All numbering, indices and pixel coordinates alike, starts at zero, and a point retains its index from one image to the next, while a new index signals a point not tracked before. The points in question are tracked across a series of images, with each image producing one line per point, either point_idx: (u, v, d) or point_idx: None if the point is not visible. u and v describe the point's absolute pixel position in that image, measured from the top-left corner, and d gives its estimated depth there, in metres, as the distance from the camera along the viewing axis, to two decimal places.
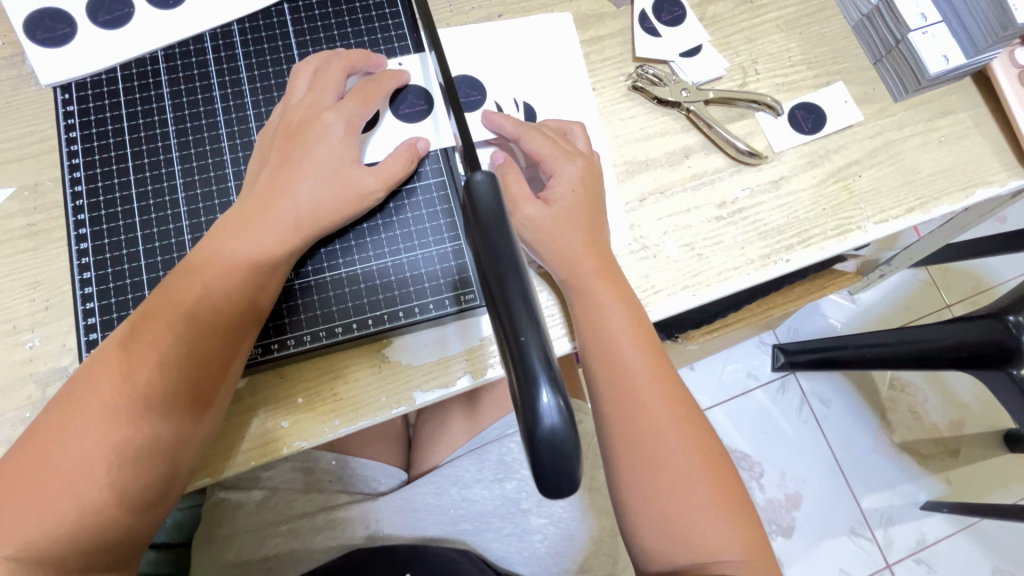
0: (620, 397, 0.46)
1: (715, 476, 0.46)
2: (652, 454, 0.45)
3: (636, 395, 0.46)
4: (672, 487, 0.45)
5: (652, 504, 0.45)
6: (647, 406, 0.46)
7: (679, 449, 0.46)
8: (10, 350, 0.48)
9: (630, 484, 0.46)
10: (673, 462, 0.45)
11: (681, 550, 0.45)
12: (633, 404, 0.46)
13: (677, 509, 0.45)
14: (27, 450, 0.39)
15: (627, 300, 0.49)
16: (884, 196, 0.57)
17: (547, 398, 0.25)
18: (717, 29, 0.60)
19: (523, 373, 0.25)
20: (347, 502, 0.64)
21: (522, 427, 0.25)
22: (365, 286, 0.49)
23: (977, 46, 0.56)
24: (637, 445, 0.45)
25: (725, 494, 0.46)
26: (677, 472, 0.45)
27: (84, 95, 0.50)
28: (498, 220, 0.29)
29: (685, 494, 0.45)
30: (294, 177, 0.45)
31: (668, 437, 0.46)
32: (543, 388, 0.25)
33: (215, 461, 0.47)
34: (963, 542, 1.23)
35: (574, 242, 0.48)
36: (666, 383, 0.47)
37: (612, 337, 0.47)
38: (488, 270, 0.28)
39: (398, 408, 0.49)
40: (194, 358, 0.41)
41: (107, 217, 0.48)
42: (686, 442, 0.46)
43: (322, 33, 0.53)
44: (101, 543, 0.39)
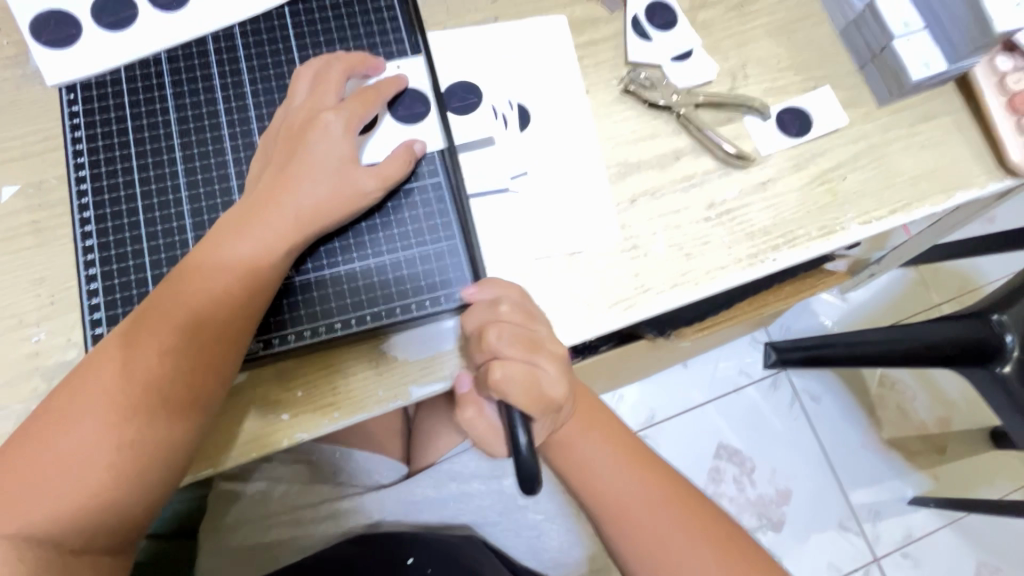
0: (612, 514, 0.50)
1: (714, 536, 0.49)
2: (656, 549, 0.49)
3: (623, 508, 0.50)
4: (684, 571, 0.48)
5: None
6: (641, 515, 0.50)
7: (678, 533, 0.49)
8: (17, 343, 0.49)
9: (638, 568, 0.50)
10: (677, 551, 0.49)
11: None
12: (624, 515, 0.50)
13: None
14: (35, 436, 0.40)
15: (592, 416, 0.53)
16: (868, 198, 0.59)
17: None
18: (707, 34, 0.62)
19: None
20: (352, 493, 0.65)
21: None
22: (363, 283, 0.50)
23: (958, 51, 0.58)
24: (638, 543, 0.49)
25: (731, 550, 0.49)
26: (685, 558, 0.49)
27: (89, 95, 0.52)
28: None
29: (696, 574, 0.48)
30: (295, 177, 0.46)
31: (663, 528, 0.49)
32: None
33: (217, 452, 0.48)
34: (949, 536, 1.25)
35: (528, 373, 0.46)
36: (648, 478, 0.51)
37: (589, 458, 0.52)
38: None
39: (396, 402, 0.50)
40: (198, 351, 0.43)
41: (112, 214, 0.49)
42: (683, 524, 0.49)
43: (323, 36, 0.54)
44: (107, 528, 0.41)
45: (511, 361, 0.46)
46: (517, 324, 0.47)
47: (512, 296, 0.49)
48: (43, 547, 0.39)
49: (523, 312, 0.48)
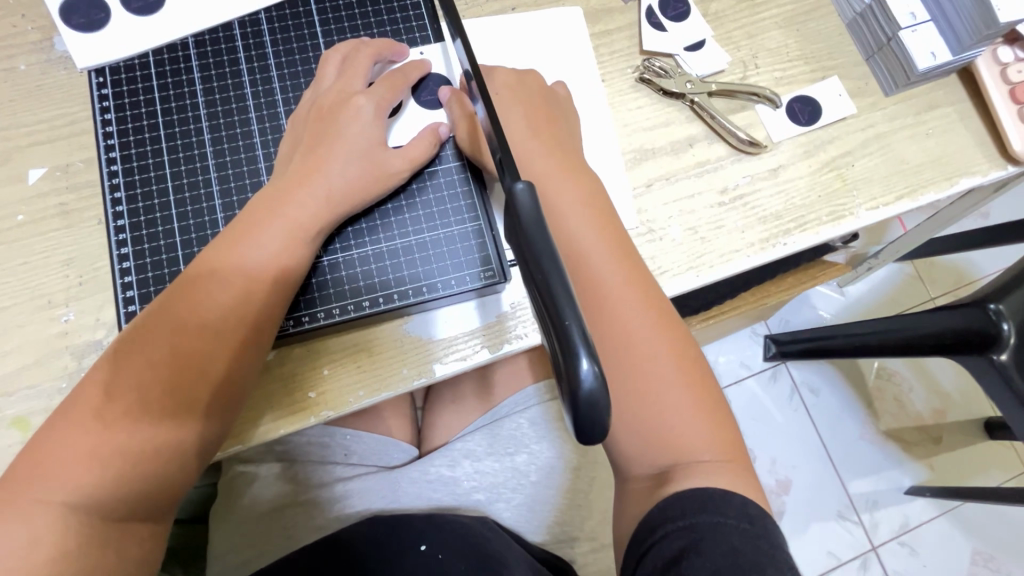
0: (591, 299, 0.47)
1: (691, 376, 0.48)
2: (628, 357, 0.47)
3: (607, 302, 0.47)
4: (665, 404, 0.46)
5: (625, 407, 0.46)
6: (624, 326, 0.47)
7: (663, 362, 0.47)
8: (47, 323, 0.50)
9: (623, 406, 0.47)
10: (652, 370, 0.47)
11: (656, 447, 0.46)
12: (606, 304, 0.47)
13: (652, 409, 0.46)
14: (76, 408, 0.41)
15: (605, 228, 0.50)
16: (875, 184, 0.61)
17: (586, 364, 0.26)
18: (719, 25, 0.63)
19: (562, 341, 0.26)
20: (361, 474, 0.67)
21: (565, 391, 0.26)
22: (390, 262, 0.51)
23: (962, 43, 0.60)
24: (614, 344, 0.47)
25: (704, 399, 0.47)
26: (653, 378, 0.47)
27: (118, 78, 0.52)
28: (539, 225, 0.29)
29: (661, 396, 0.46)
30: (327, 157, 0.47)
31: (646, 344, 0.47)
32: (582, 355, 0.26)
33: (245, 429, 0.49)
34: (945, 524, 1.28)
35: (516, 116, 0.52)
36: (646, 300, 0.48)
37: (592, 267, 0.48)
38: (525, 255, 0.29)
39: (420, 379, 0.51)
40: (235, 324, 0.44)
41: (143, 195, 0.50)
42: (667, 351, 0.48)
43: (347, 23, 0.55)
44: (145, 496, 0.41)
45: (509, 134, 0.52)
46: (521, 119, 0.52)
47: (524, 82, 0.55)
48: (81, 516, 0.39)
49: (537, 90, 0.54)
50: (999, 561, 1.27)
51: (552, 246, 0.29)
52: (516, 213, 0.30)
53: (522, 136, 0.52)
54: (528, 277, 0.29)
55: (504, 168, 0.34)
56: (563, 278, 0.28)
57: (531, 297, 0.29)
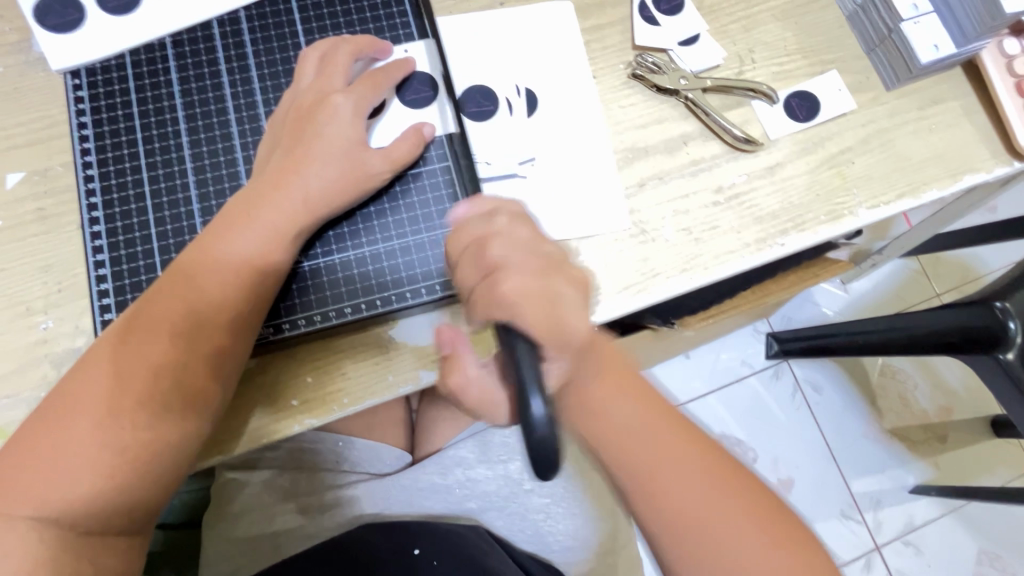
0: (646, 485, 0.43)
1: (743, 497, 0.43)
2: (694, 520, 0.42)
3: (659, 474, 0.43)
4: (727, 538, 0.42)
5: (690, 560, 0.42)
6: (680, 487, 0.43)
7: (710, 490, 0.43)
8: (25, 330, 0.49)
9: (687, 552, 0.42)
10: (721, 523, 0.42)
11: None
12: (643, 472, 0.43)
13: (736, 569, 0.42)
14: (45, 420, 0.40)
15: (622, 374, 0.44)
16: (876, 182, 0.59)
17: None
18: (715, 18, 0.62)
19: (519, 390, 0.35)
20: (355, 481, 0.65)
21: None
22: (372, 267, 0.50)
23: (967, 34, 0.58)
24: (662, 517, 0.43)
25: (768, 519, 0.43)
26: (729, 535, 0.42)
27: (94, 79, 0.51)
28: None
29: (741, 550, 0.42)
30: (304, 161, 0.46)
31: (710, 506, 0.42)
32: None
33: (226, 438, 0.48)
34: (950, 524, 1.26)
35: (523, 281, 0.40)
36: (687, 439, 0.44)
37: (630, 432, 0.43)
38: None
39: (405, 387, 0.50)
40: (211, 334, 0.43)
41: (119, 200, 0.49)
42: (705, 477, 0.43)
43: (328, 20, 0.54)
44: (120, 509, 0.41)
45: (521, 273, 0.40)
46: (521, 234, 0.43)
47: (506, 209, 0.45)
48: (59, 526, 0.39)
49: (526, 225, 0.44)
50: (1005, 561, 1.25)
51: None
52: None
53: (535, 286, 0.40)
54: None
55: None
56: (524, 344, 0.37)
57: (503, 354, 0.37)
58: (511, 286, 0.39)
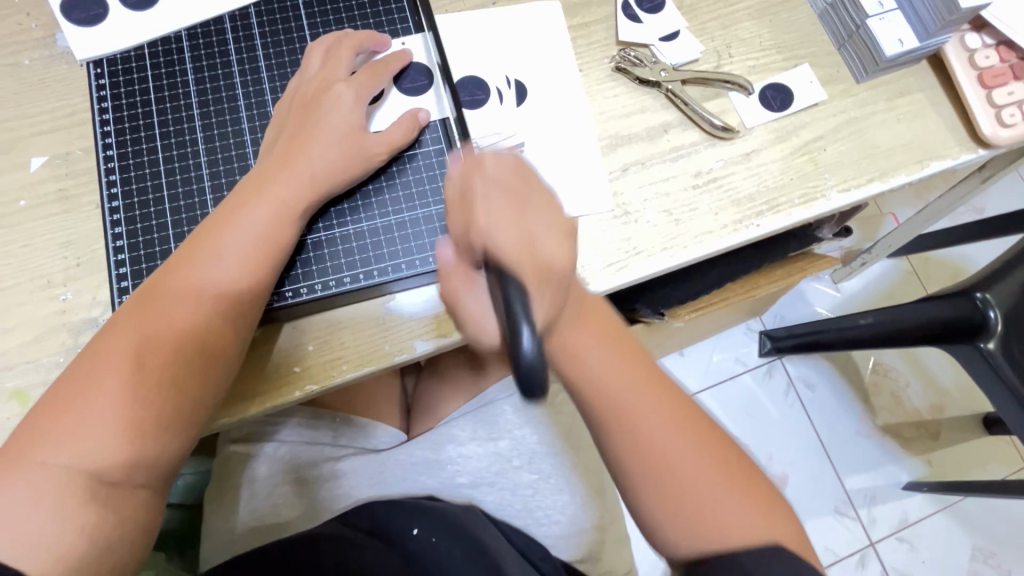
0: (624, 428, 0.45)
1: (712, 448, 0.46)
2: (668, 460, 0.45)
3: (637, 418, 0.45)
4: (692, 481, 0.45)
5: (657, 500, 0.45)
6: (654, 431, 0.45)
7: (683, 441, 0.45)
8: (46, 301, 0.52)
9: (653, 489, 0.45)
10: (691, 468, 0.45)
11: (702, 535, 0.44)
12: (619, 416, 0.46)
13: (704, 514, 0.44)
14: (75, 378, 0.44)
15: (604, 329, 0.48)
16: (847, 168, 0.62)
17: None
18: (693, 16, 0.66)
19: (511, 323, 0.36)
20: (349, 454, 0.68)
21: None
22: (371, 240, 0.54)
23: (928, 29, 0.61)
24: (631, 454, 0.45)
25: (736, 476, 0.45)
26: (698, 481, 0.45)
27: (115, 69, 0.55)
28: None
29: (706, 497, 0.44)
30: (308, 140, 0.50)
31: (680, 452, 0.45)
32: None
33: (231, 403, 0.51)
34: (943, 521, 1.28)
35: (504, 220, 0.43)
36: (670, 404, 0.47)
37: (608, 385, 0.46)
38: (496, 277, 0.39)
39: (400, 355, 0.53)
40: (224, 299, 0.47)
41: (136, 179, 0.53)
42: (678, 428, 0.46)
43: (332, 16, 0.58)
44: (140, 461, 0.43)
45: (499, 215, 0.43)
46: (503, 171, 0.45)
47: (501, 159, 0.46)
48: (77, 476, 0.41)
49: (517, 175, 0.46)
50: (999, 557, 1.26)
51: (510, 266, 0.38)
52: None
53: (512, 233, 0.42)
54: None
55: None
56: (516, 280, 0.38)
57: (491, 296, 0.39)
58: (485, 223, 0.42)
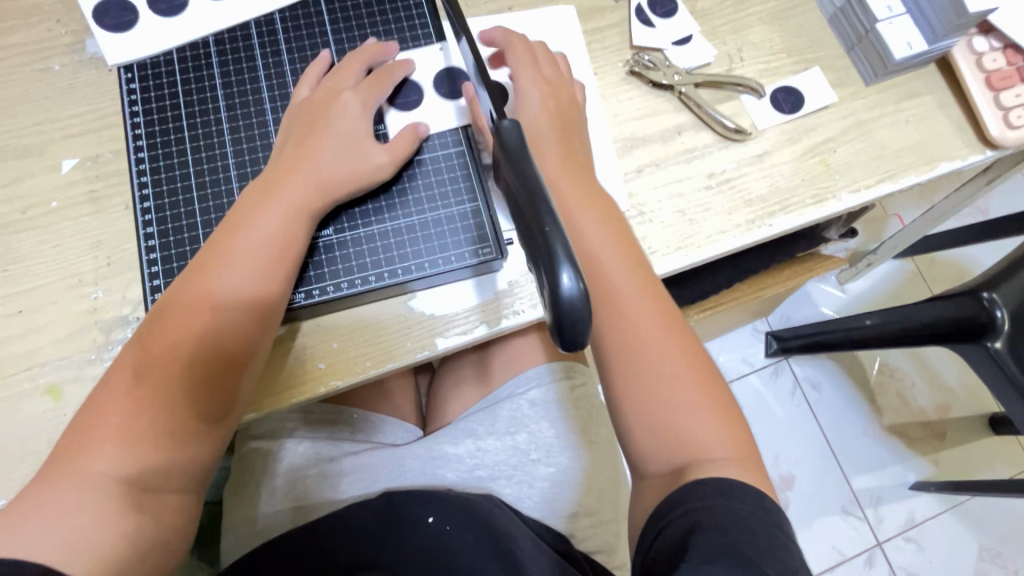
0: (610, 313, 0.50)
1: (689, 358, 0.50)
2: (637, 348, 0.50)
3: (623, 307, 0.50)
4: (663, 372, 0.49)
5: (629, 386, 0.49)
6: (637, 321, 0.50)
7: (663, 341, 0.50)
8: (77, 300, 0.54)
9: (625, 374, 0.50)
10: (659, 360, 0.50)
11: (665, 439, 0.48)
12: (612, 297, 0.50)
13: (660, 400, 0.49)
14: (106, 384, 0.45)
15: (606, 214, 0.53)
16: (857, 169, 0.64)
17: (568, 279, 0.28)
18: (705, 21, 0.67)
19: (548, 259, 0.28)
20: (368, 449, 0.69)
21: (549, 303, 0.28)
22: (394, 240, 0.55)
23: (936, 33, 0.63)
24: (613, 337, 0.50)
25: (708, 391, 0.50)
26: (662, 371, 0.49)
27: (145, 74, 0.57)
28: (522, 158, 0.32)
29: (665, 384, 0.49)
30: (318, 149, 0.52)
31: (654, 345, 0.50)
32: (565, 270, 0.28)
33: (257, 399, 0.52)
34: (950, 520, 1.28)
35: (556, 152, 0.54)
36: (657, 302, 0.52)
37: (605, 266, 0.51)
38: (519, 194, 0.31)
39: (422, 352, 0.55)
40: (240, 307, 0.48)
41: (167, 181, 0.54)
42: (659, 324, 0.51)
43: (354, 21, 0.60)
44: (177, 465, 0.45)
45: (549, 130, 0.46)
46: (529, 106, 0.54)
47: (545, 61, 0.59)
48: (118, 477, 0.43)
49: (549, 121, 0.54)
50: (1006, 557, 1.26)
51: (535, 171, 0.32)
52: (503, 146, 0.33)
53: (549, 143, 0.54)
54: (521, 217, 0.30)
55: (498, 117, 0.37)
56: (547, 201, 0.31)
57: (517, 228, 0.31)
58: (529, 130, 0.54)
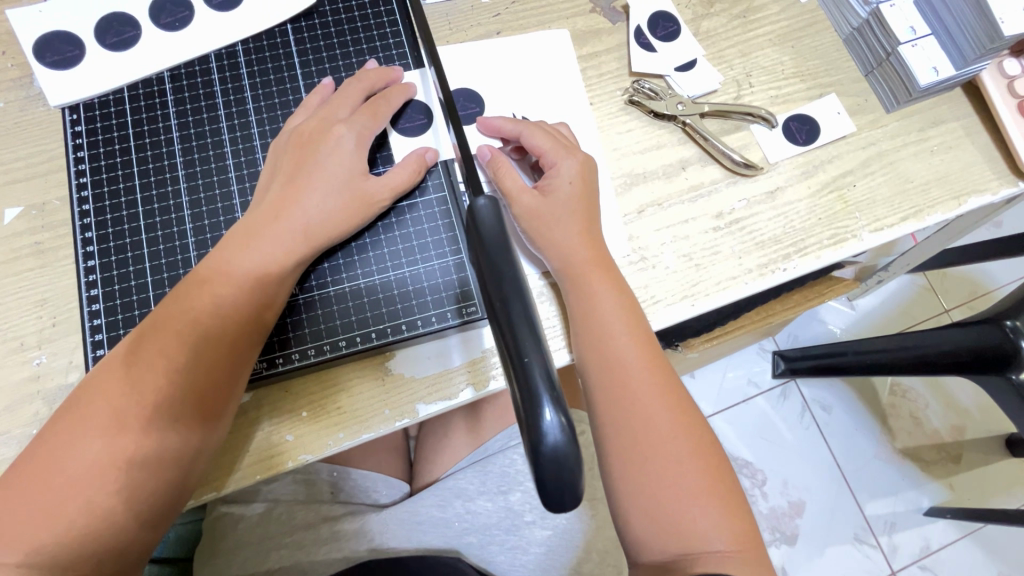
0: (614, 391, 0.46)
1: (697, 443, 0.45)
2: (640, 431, 0.45)
3: (628, 384, 0.46)
4: (670, 460, 0.44)
5: (630, 473, 0.44)
6: (643, 400, 0.45)
7: (672, 428, 0.45)
8: (18, 366, 0.48)
9: (625, 461, 0.45)
10: (663, 445, 0.45)
11: (668, 535, 0.43)
12: (618, 375, 0.46)
13: (661, 488, 0.44)
14: (34, 457, 0.39)
15: (616, 282, 0.49)
16: (879, 205, 0.58)
17: (549, 416, 0.27)
18: (711, 43, 0.62)
19: (527, 394, 0.27)
20: (350, 513, 0.64)
21: (527, 441, 0.27)
22: (368, 300, 0.49)
23: (965, 57, 0.57)
24: (617, 420, 0.45)
25: (717, 484, 0.45)
26: (665, 457, 0.44)
27: (92, 115, 0.52)
28: (500, 244, 0.31)
29: (667, 470, 0.44)
30: (302, 190, 0.46)
31: (661, 429, 0.45)
32: (546, 406, 0.27)
33: (216, 477, 0.47)
34: (969, 548, 1.18)
35: (570, 233, 0.49)
36: (667, 385, 0.46)
37: (612, 339, 0.47)
38: (493, 293, 0.30)
39: (402, 421, 0.49)
40: (196, 377, 0.42)
41: (114, 235, 0.49)
42: (667, 405, 0.46)
43: (325, 52, 0.54)
44: (112, 544, 0.39)
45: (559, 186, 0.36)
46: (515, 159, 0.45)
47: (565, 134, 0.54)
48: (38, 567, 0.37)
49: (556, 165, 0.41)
50: None
51: (514, 266, 0.31)
52: (479, 228, 0.31)
53: (565, 218, 0.49)
54: (493, 315, 0.29)
55: (470, 185, 0.35)
56: (525, 300, 0.30)
57: (494, 338, 0.29)
58: (540, 201, 0.49)
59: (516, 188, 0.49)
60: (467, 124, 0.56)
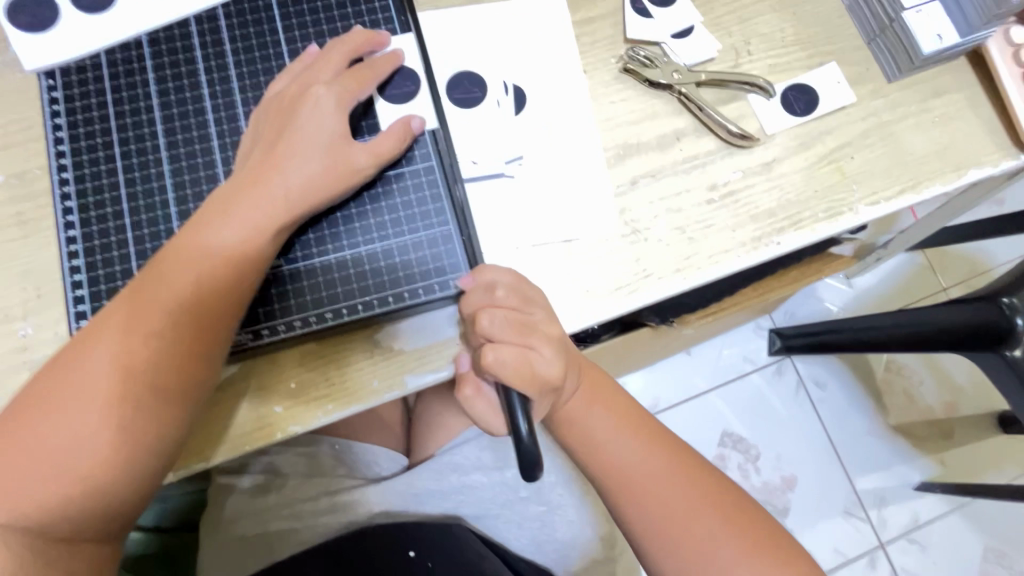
0: (623, 491, 0.49)
1: (717, 499, 0.49)
2: (664, 516, 0.48)
3: (634, 484, 0.49)
4: (697, 531, 0.48)
5: (668, 553, 0.48)
6: (655, 492, 0.49)
7: (691, 499, 0.49)
8: (3, 337, 0.48)
9: (661, 547, 0.48)
10: (689, 519, 0.48)
11: None
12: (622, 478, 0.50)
13: (698, 556, 0.48)
14: (16, 422, 0.39)
15: (596, 383, 0.53)
16: (877, 177, 0.57)
17: (523, 428, 0.43)
18: (709, 9, 0.60)
19: (511, 416, 0.44)
20: (351, 486, 0.64)
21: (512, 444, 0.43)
22: (354, 271, 0.49)
23: (971, 24, 0.56)
24: (642, 516, 0.49)
25: (749, 533, 0.48)
26: (693, 529, 0.48)
27: (69, 80, 0.50)
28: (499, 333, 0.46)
29: (695, 540, 0.48)
30: (285, 156, 0.45)
31: (685, 511, 0.48)
32: (521, 423, 0.43)
33: (205, 448, 0.47)
34: (956, 522, 1.20)
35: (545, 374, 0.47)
36: (667, 460, 0.50)
37: (601, 440, 0.51)
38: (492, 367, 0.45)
39: (392, 392, 0.49)
40: (179, 343, 0.42)
41: (95, 205, 0.48)
42: (676, 482, 0.49)
43: (309, 16, 0.53)
44: (99, 510, 0.40)
45: (504, 346, 0.45)
46: (508, 275, 0.48)
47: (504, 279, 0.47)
48: (27, 529, 0.38)
49: (520, 294, 0.47)
50: (1012, 558, 1.19)
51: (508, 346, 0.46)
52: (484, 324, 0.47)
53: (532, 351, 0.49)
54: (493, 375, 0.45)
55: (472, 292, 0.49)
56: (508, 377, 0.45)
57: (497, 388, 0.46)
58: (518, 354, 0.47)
59: (489, 409, 0.48)
60: (456, 92, 0.55)
